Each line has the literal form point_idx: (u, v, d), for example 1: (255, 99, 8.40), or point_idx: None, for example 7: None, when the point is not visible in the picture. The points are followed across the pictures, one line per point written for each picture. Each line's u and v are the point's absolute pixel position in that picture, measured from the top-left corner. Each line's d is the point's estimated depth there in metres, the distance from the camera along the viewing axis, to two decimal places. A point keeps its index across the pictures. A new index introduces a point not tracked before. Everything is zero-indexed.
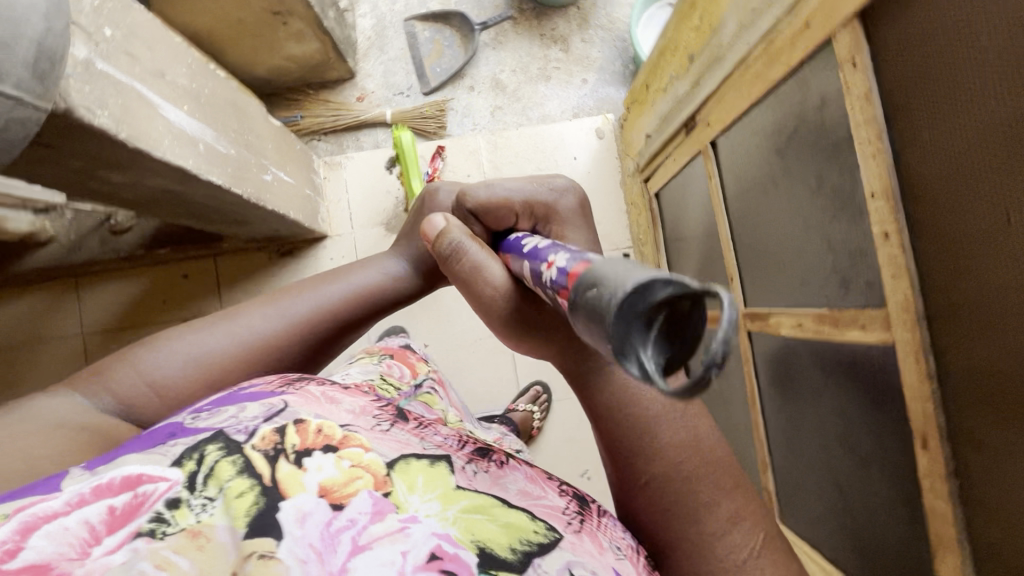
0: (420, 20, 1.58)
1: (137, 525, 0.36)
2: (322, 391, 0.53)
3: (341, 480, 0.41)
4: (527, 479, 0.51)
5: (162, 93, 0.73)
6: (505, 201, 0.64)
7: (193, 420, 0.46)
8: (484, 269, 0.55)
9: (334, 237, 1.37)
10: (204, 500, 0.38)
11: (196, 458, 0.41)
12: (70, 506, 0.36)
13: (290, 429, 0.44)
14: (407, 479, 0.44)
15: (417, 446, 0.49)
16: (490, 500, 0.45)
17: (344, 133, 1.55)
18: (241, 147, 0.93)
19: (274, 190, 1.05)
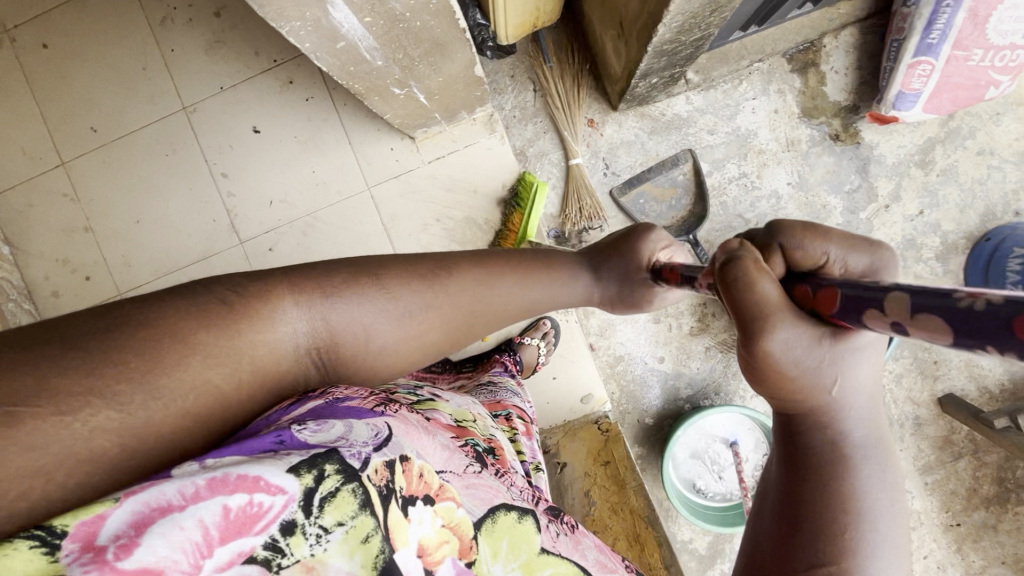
0: (692, 166, 1.41)
1: (254, 548, 0.39)
2: (415, 419, 0.57)
3: (435, 540, 0.48)
4: (595, 548, 0.63)
5: (356, 2, 0.63)
6: (818, 240, 0.49)
7: (299, 429, 0.45)
8: (772, 307, 0.45)
9: (413, 144, 1.30)
10: (321, 532, 0.41)
11: (314, 475, 0.41)
12: (184, 499, 0.37)
13: (397, 467, 0.48)
14: (493, 543, 0.53)
15: (505, 497, 0.58)
16: (574, 570, 0.58)
17: (545, 116, 1.44)
18: (400, 67, 0.84)
19: (390, 98, 0.97)
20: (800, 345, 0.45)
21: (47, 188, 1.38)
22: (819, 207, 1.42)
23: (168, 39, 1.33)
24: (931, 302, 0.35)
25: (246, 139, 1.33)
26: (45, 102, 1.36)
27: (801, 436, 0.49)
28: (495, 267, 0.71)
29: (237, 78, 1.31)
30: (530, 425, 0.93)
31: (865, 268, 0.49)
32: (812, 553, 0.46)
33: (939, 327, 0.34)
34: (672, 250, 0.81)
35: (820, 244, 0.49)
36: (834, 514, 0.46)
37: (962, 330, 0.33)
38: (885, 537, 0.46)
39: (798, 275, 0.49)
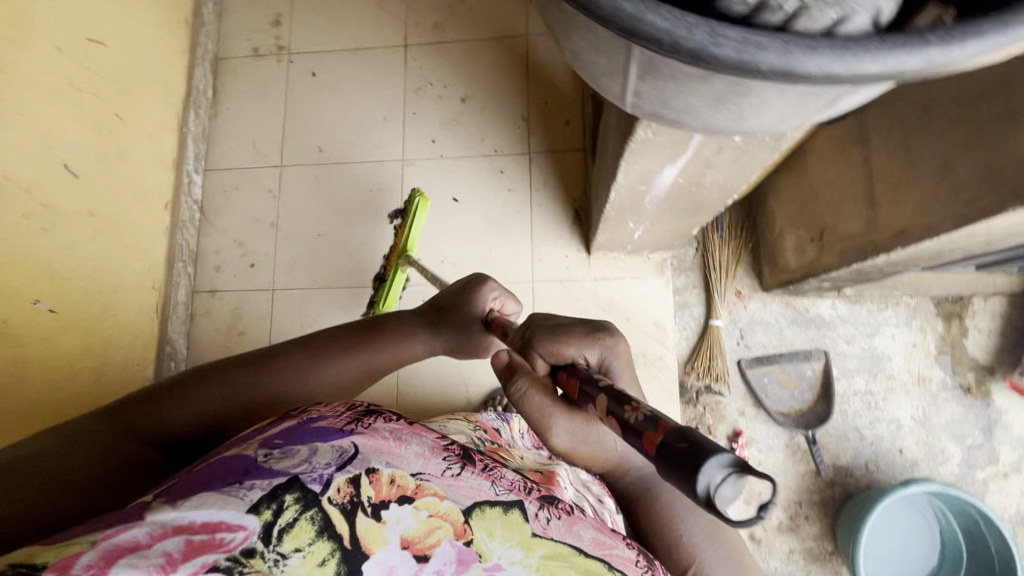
0: (823, 366, 1.48)
1: (215, 561, 0.40)
2: (388, 428, 0.57)
3: (420, 531, 0.51)
4: (594, 529, 0.63)
5: (686, 169, 0.75)
6: (562, 347, 0.62)
7: (265, 458, 0.47)
8: (550, 414, 0.60)
9: (587, 260, 1.42)
10: (279, 557, 0.43)
11: (273, 509, 0.43)
12: (151, 537, 0.39)
13: (364, 480, 0.50)
14: (486, 526, 0.55)
15: (488, 494, 0.57)
16: (569, 550, 0.58)
17: (699, 273, 1.55)
18: (654, 213, 0.96)
19: (619, 228, 1.08)
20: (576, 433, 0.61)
21: (257, 180, 1.55)
22: (936, 450, 1.44)
23: (414, 103, 1.54)
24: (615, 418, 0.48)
25: (444, 203, 1.48)
26: (290, 115, 1.57)
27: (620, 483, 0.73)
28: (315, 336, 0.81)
29: (458, 153, 1.50)
30: None
31: (597, 357, 0.62)
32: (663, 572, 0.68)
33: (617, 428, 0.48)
34: (503, 301, 0.89)
35: (566, 347, 0.62)
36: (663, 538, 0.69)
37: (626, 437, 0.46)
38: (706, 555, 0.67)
39: (558, 365, 0.63)
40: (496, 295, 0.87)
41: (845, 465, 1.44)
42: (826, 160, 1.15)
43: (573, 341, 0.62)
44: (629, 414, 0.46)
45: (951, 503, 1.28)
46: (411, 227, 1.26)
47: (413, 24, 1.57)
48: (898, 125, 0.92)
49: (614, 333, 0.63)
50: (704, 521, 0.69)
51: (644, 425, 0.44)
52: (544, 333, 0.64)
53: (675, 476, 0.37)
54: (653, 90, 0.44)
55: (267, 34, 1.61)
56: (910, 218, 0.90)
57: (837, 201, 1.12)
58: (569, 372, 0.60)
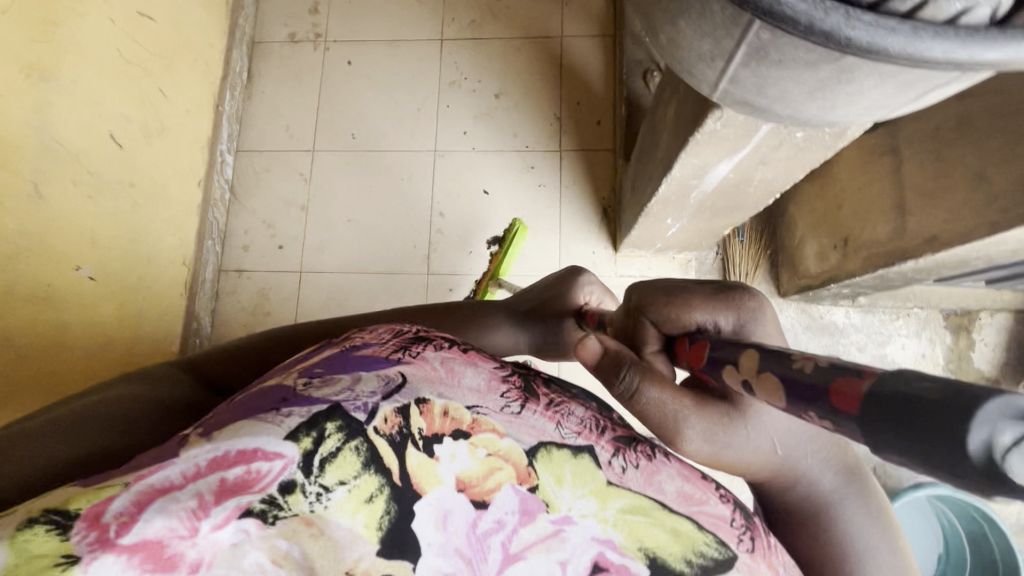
0: None
1: (251, 502, 0.39)
2: (439, 355, 0.55)
3: (479, 474, 0.48)
4: (680, 476, 0.57)
5: (741, 163, 0.78)
6: (683, 316, 0.58)
7: (305, 387, 0.47)
8: (671, 401, 0.56)
9: (614, 257, 1.45)
10: (321, 491, 0.42)
11: (314, 438, 0.43)
12: (184, 479, 0.38)
13: (414, 410, 0.49)
14: (553, 471, 0.52)
15: (553, 435, 0.54)
16: (650, 503, 0.53)
17: (719, 276, 1.59)
18: (696, 208, 0.99)
19: (656, 223, 1.11)
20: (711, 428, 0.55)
21: (289, 163, 1.56)
22: None
23: (448, 96, 1.57)
24: (772, 376, 0.41)
25: (474, 195, 1.50)
26: (325, 102, 1.59)
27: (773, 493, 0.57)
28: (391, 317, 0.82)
29: (490, 147, 1.53)
30: None
31: (733, 322, 0.55)
32: None
33: (776, 390, 0.40)
34: (599, 296, 0.95)
35: (692, 312, 0.57)
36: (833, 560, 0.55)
37: (812, 406, 0.35)
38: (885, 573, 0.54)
39: (676, 338, 0.60)
40: (590, 290, 0.93)
41: None
42: (853, 170, 1.20)
43: (693, 306, 0.57)
44: (792, 361, 0.39)
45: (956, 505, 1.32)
46: (507, 252, 1.35)
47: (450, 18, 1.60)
48: (932, 137, 0.97)
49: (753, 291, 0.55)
50: (882, 528, 0.56)
51: (824, 376, 0.35)
52: (657, 299, 0.60)
53: (907, 443, 0.26)
54: (751, 76, 0.48)
55: (305, 21, 1.63)
56: (940, 225, 0.94)
57: (863, 208, 1.17)
58: (693, 342, 0.56)
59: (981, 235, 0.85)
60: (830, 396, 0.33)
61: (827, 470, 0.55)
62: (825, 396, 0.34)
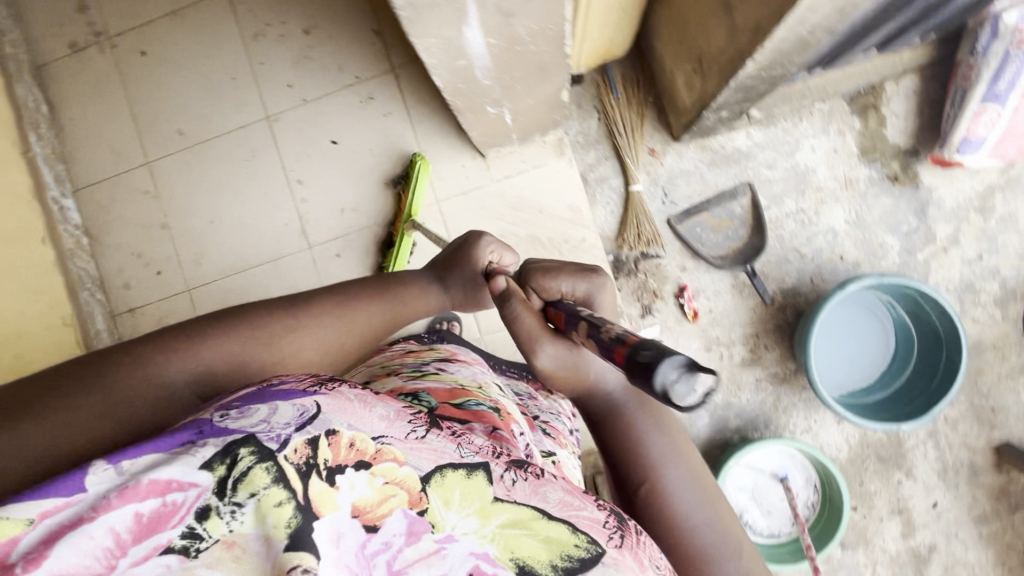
0: (750, 200, 1.45)
1: (170, 540, 0.36)
2: (354, 391, 0.51)
3: (374, 500, 0.44)
4: (563, 489, 0.55)
5: (488, 24, 0.68)
6: (553, 282, 0.73)
7: (221, 418, 0.41)
8: (540, 338, 0.68)
9: (485, 163, 1.35)
10: (235, 508, 0.38)
11: (227, 465, 0.38)
12: (95, 509, 0.35)
13: (322, 442, 0.44)
14: (442, 494, 0.48)
15: (453, 456, 0.51)
16: (529, 513, 0.50)
17: (608, 142, 1.48)
18: (501, 88, 0.89)
19: (481, 116, 1.01)
20: (557, 354, 0.67)
21: (132, 185, 1.46)
22: (876, 246, 1.44)
23: (259, 53, 1.41)
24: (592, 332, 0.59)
25: (324, 149, 1.39)
26: (139, 106, 1.45)
27: (586, 403, 0.72)
28: (301, 298, 0.71)
29: (321, 93, 1.39)
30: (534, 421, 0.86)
31: (585, 291, 0.73)
32: (632, 485, 0.66)
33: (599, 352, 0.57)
34: (499, 252, 0.87)
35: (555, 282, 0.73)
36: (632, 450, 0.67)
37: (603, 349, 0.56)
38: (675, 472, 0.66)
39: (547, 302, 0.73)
40: (492, 247, 0.86)
41: (791, 287, 1.45)
42: None
43: (568, 279, 0.73)
44: (605, 335, 0.56)
45: (889, 289, 1.31)
46: (415, 190, 1.31)
47: None
48: None
49: (602, 273, 0.75)
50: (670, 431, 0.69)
51: (611, 344, 0.54)
52: (535, 270, 0.74)
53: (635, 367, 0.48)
54: None
55: (78, 23, 1.44)
56: (758, 10, 0.82)
57: (700, 19, 1.04)
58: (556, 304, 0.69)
59: (790, 7, 0.75)
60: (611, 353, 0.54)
61: (622, 382, 0.70)
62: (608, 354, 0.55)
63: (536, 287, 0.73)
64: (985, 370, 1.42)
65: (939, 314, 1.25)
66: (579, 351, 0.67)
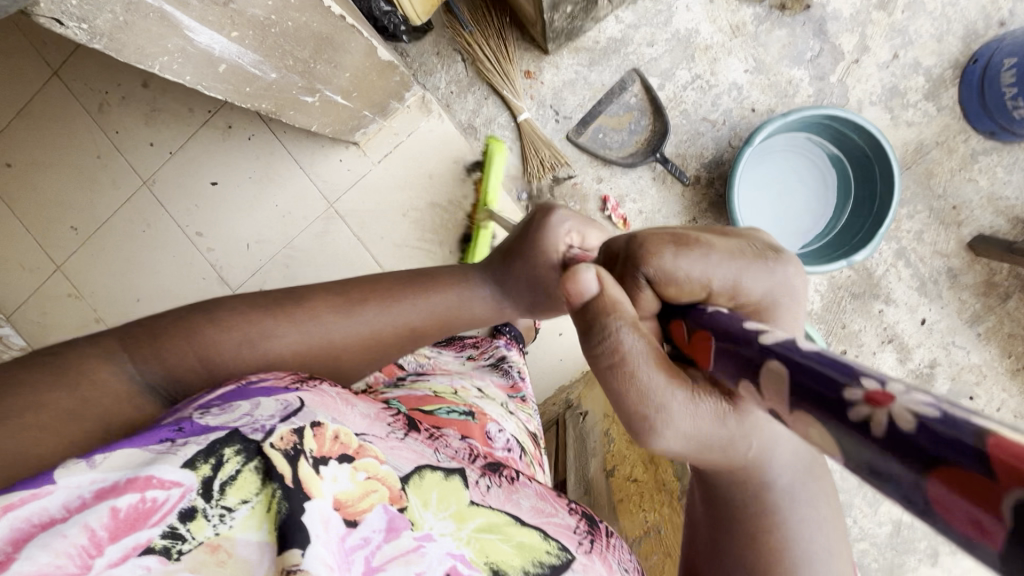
0: (643, 86, 1.36)
1: (150, 540, 0.34)
2: (334, 391, 0.52)
3: (356, 493, 0.42)
4: (535, 495, 0.57)
5: (213, 18, 0.63)
6: (691, 267, 0.51)
7: (201, 415, 0.41)
8: (663, 390, 0.46)
9: (360, 149, 1.31)
10: (225, 512, 0.36)
11: (212, 464, 0.37)
12: (68, 511, 0.34)
13: (307, 432, 0.41)
14: (421, 494, 0.46)
15: (432, 458, 0.51)
16: (504, 518, 0.49)
17: (480, 81, 1.39)
18: (297, 74, 0.84)
19: (306, 108, 0.96)
20: (704, 425, 0.46)
21: (53, 293, 1.46)
22: (785, 85, 1.35)
23: (109, 122, 1.37)
24: (808, 388, 0.33)
25: (207, 193, 1.36)
26: (24, 215, 1.43)
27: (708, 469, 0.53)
28: (273, 304, 0.60)
29: (182, 139, 1.35)
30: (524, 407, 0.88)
31: (735, 278, 0.51)
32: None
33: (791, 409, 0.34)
34: (580, 232, 0.68)
35: (676, 269, 0.51)
36: (760, 526, 0.52)
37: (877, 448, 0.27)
38: (823, 546, 0.52)
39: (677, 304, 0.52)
40: (570, 228, 0.68)
41: (711, 159, 1.38)
42: None
43: (709, 264, 0.51)
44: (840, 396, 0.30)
45: (805, 124, 1.23)
46: (489, 174, 1.30)
47: (44, 41, 1.33)
48: None
49: (782, 255, 0.53)
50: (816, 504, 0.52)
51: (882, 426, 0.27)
52: (663, 246, 0.51)
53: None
54: None
55: None
56: None
57: None
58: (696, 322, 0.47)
59: None
60: (925, 472, 0.25)
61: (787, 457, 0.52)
62: (911, 469, 0.26)
63: (666, 277, 0.51)
64: (937, 171, 1.33)
65: (854, 130, 1.18)
66: (735, 415, 0.46)
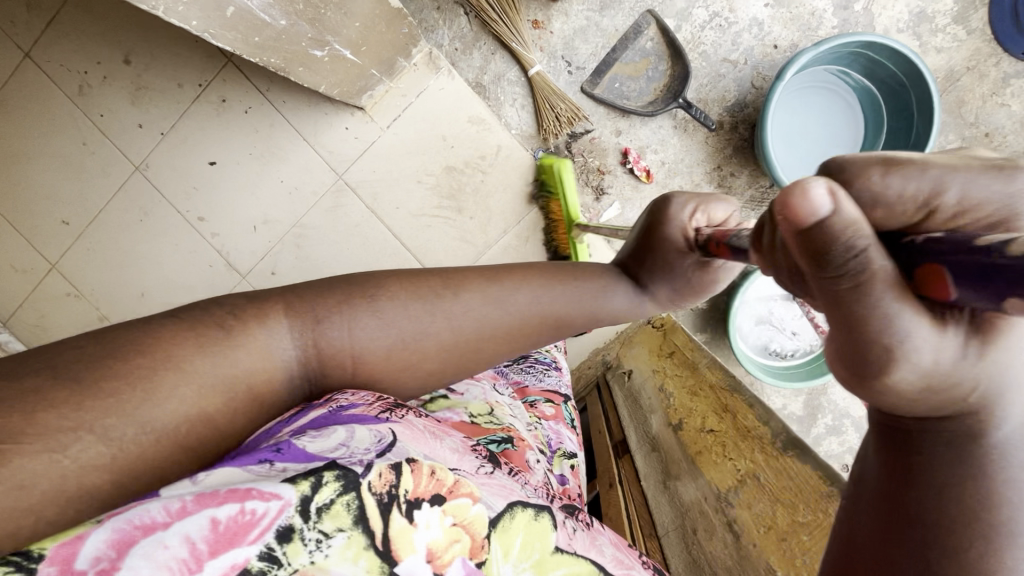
0: (659, 28, 1.28)
1: (248, 560, 0.28)
2: (423, 422, 0.45)
3: (445, 542, 0.35)
4: (612, 543, 0.48)
5: None
6: (919, 171, 0.29)
7: (297, 437, 0.35)
8: (895, 333, 0.28)
9: (366, 115, 1.23)
10: (322, 536, 0.30)
11: (314, 481, 0.31)
12: (169, 515, 0.28)
13: (404, 468, 0.35)
14: (505, 541, 0.39)
15: (521, 494, 0.43)
16: (588, 567, 0.43)
17: (485, 35, 1.30)
18: (306, 22, 0.76)
19: (314, 65, 0.88)
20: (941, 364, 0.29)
21: (50, 294, 1.38)
22: (807, 18, 1.28)
23: (91, 105, 1.27)
24: None
25: (206, 175, 1.28)
26: (9, 216, 1.33)
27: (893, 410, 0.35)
28: None
29: (172, 118, 1.26)
30: (560, 405, 0.77)
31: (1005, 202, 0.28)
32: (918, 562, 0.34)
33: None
34: (706, 211, 0.61)
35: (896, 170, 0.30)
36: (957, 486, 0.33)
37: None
38: None
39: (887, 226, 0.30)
40: (695, 210, 0.61)
41: (734, 102, 1.32)
42: None
43: (964, 174, 0.29)
44: None
45: (835, 55, 1.17)
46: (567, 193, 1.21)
47: (9, 20, 1.22)
48: None
49: None
50: None
51: None
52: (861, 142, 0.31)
53: None
54: None
55: None
56: None
57: None
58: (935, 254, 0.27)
59: None
60: None
61: None
62: None
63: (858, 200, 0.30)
64: (967, 97, 1.29)
65: (889, 57, 1.13)
66: (978, 354, 0.29)
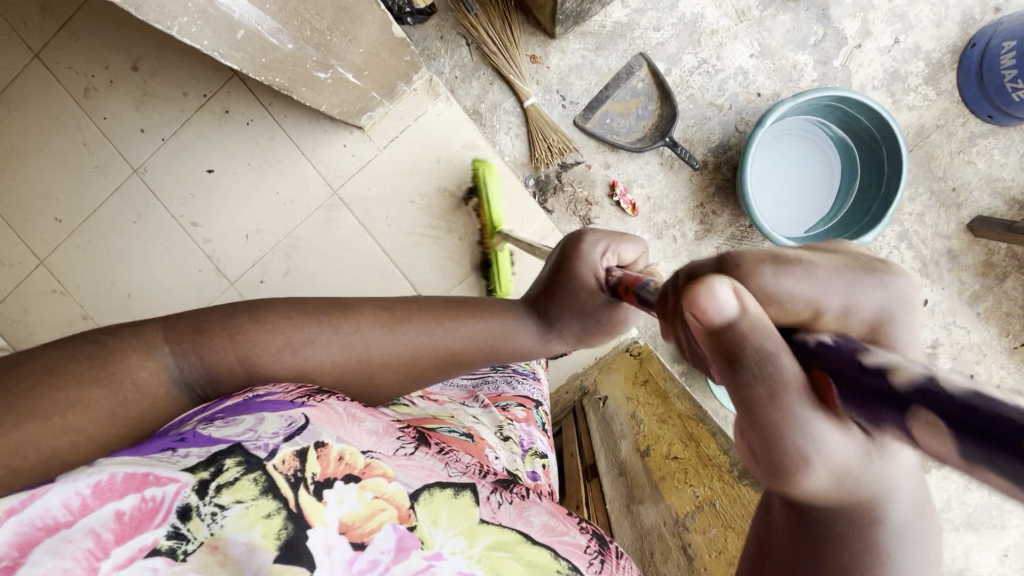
0: (649, 70, 1.35)
1: (156, 540, 0.32)
2: (344, 404, 0.47)
3: (363, 515, 0.39)
4: (550, 513, 0.50)
5: None
6: (797, 285, 0.35)
7: (204, 427, 0.39)
8: (808, 431, 0.31)
9: (364, 134, 1.27)
10: (218, 509, 0.34)
11: (211, 470, 0.35)
12: (71, 513, 0.31)
13: (310, 454, 0.39)
14: (430, 511, 0.42)
15: (442, 475, 0.45)
16: (516, 536, 0.45)
17: (485, 65, 1.36)
18: (311, 47, 0.80)
19: (318, 85, 0.92)
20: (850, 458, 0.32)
21: (35, 289, 1.38)
22: (790, 70, 1.36)
23: (97, 108, 1.30)
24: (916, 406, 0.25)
25: (204, 182, 1.31)
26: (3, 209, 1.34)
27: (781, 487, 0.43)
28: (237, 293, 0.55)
29: (176, 125, 1.30)
30: (532, 409, 0.79)
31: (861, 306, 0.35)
32: None
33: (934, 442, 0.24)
34: (615, 253, 0.64)
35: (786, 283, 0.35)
36: None
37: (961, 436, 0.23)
38: None
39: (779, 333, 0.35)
40: (605, 249, 0.64)
41: (718, 144, 1.38)
42: None
43: (829, 283, 0.35)
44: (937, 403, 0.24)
45: (812, 106, 1.24)
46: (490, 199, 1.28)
47: (22, 21, 1.25)
48: None
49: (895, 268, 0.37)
50: None
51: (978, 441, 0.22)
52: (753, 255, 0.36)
53: None
54: None
55: None
56: None
57: None
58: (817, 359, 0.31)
59: None
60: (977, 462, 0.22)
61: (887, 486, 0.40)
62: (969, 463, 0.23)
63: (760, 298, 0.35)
64: (937, 153, 1.36)
65: (862, 112, 1.19)
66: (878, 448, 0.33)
